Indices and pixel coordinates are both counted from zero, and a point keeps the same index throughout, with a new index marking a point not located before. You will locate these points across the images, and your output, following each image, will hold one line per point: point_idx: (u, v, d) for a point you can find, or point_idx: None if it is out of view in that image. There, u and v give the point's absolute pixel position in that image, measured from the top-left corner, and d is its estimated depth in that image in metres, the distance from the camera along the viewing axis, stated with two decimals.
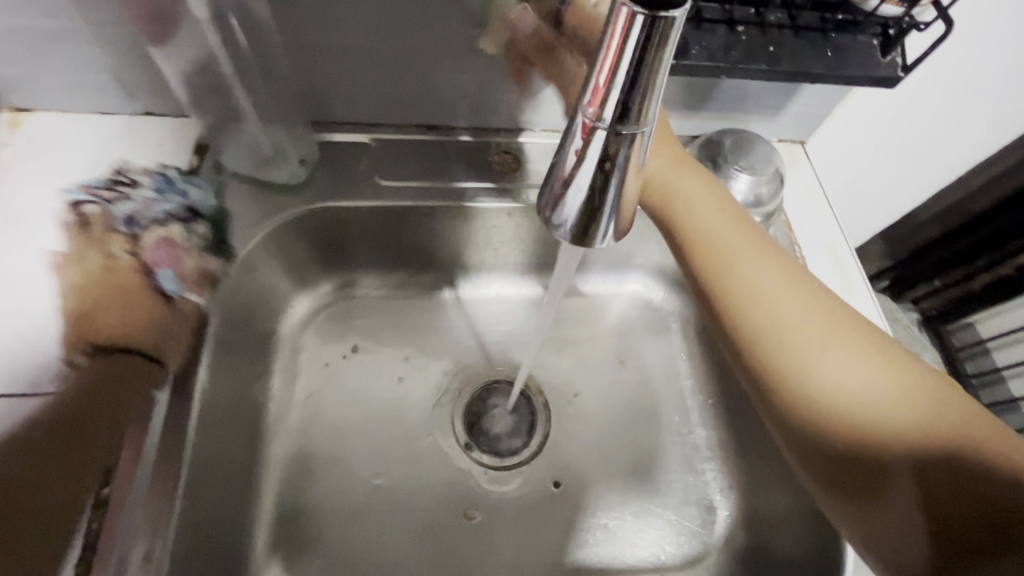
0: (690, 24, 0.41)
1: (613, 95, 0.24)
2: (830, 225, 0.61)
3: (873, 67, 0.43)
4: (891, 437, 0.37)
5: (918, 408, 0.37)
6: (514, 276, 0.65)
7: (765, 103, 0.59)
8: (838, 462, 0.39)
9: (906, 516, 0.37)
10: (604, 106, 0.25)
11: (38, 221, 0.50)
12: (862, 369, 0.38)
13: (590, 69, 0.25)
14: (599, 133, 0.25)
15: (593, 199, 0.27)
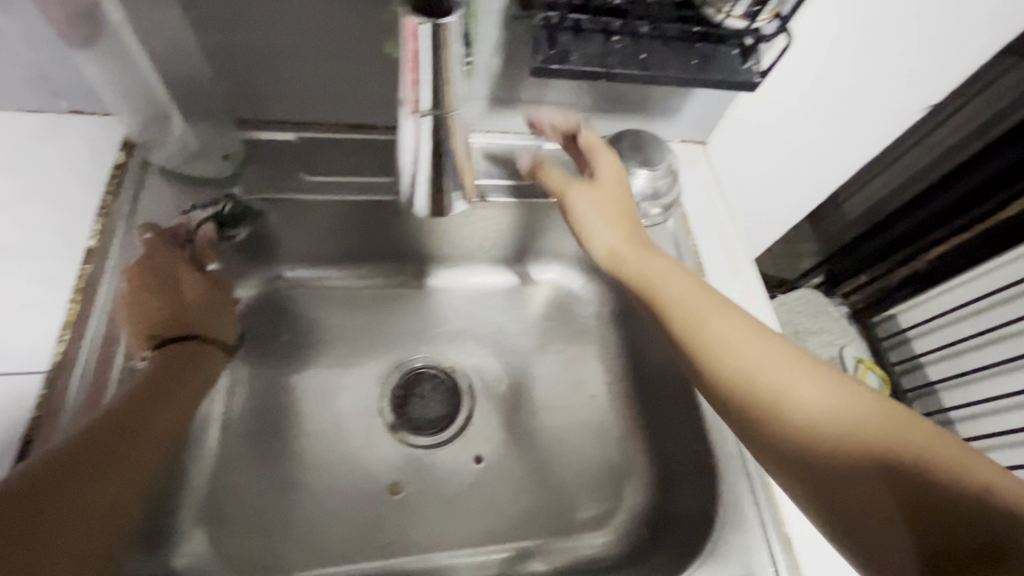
0: (571, 33, 0.47)
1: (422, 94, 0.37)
2: (723, 217, 0.67)
3: (733, 73, 0.49)
4: (837, 455, 0.39)
5: (863, 430, 0.39)
6: (464, 267, 0.71)
7: (663, 106, 0.65)
8: (829, 499, 0.40)
9: (894, 544, 0.36)
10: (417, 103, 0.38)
11: None
12: (792, 376, 0.43)
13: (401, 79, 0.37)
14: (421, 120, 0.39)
15: (435, 172, 0.44)
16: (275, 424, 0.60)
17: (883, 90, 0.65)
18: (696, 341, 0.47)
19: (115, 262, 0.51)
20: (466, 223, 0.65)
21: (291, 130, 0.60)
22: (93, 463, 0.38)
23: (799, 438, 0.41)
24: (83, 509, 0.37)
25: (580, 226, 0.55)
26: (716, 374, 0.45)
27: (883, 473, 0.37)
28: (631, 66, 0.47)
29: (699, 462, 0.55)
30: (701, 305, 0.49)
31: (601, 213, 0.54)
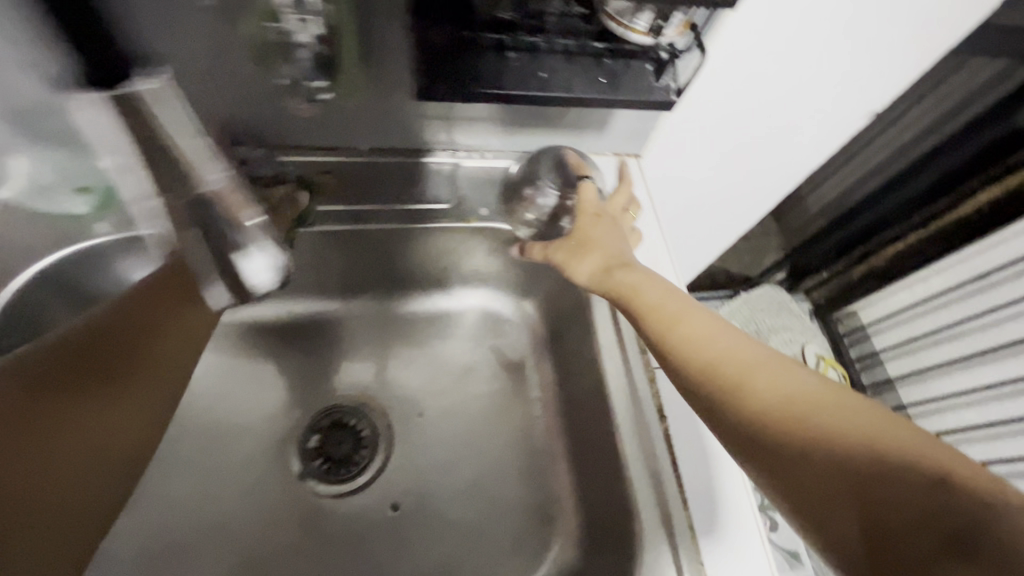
0: (458, 51, 0.43)
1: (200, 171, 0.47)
2: (656, 239, 0.62)
3: (645, 91, 0.44)
4: (804, 441, 0.36)
5: (837, 420, 0.35)
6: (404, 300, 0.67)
7: (586, 120, 0.59)
8: (795, 495, 0.36)
9: (848, 534, 0.33)
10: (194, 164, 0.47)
11: None
12: (762, 362, 0.40)
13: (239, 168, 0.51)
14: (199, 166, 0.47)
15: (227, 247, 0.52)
16: (168, 477, 0.56)
17: (822, 93, 0.60)
18: (668, 334, 0.44)
19: None
20: (375, 247, 0.60)
21: None
22: (59, 379, 0.44)
23: (757, 423, 0.38)
24: (38, 427, 0.42)
25: (572, 266, 0.53)
26: (687, 363, 0.42)
27: (852, 463, 0.34)
28: (528, 86, 0.43)
29: (617, 508, 0.52)
30: (680, 302, 0.46)
31: (591, 245, 0.53)
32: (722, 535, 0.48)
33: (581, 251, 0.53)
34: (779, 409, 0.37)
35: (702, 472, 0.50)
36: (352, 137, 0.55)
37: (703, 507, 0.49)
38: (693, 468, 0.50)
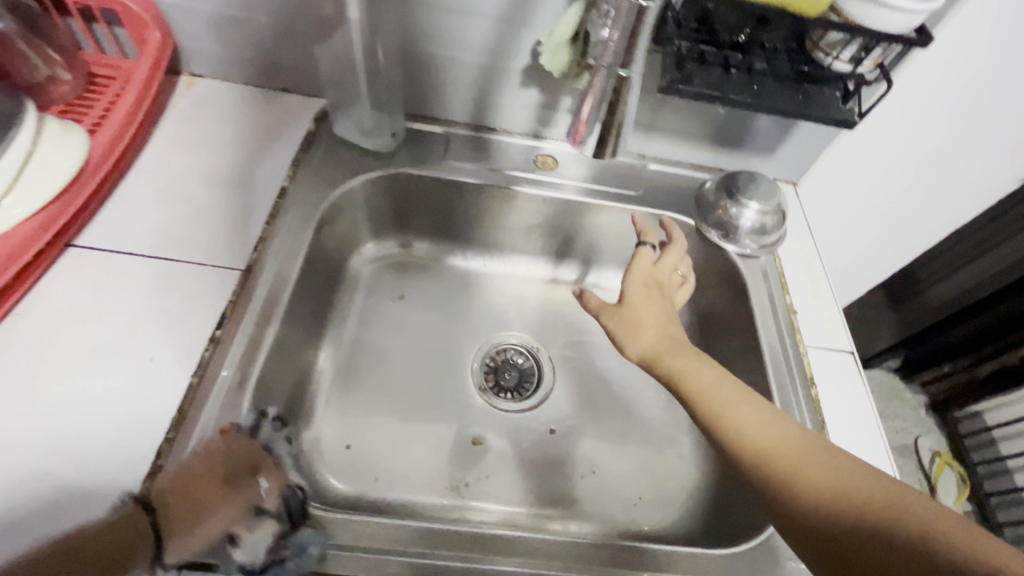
0: (696, 62, 0.55)
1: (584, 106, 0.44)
2: (809, 245, 0.71)
3: (834, 112, 0.56)
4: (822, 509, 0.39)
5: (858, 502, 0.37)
6: (571, 263, 0.78)
7: (763, 145, 0.72)
8: None
9: None
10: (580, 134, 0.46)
11: (189, 143, 0.64)
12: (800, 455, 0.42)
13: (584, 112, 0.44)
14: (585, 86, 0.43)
15: None
16: (382, 364, 0.69)
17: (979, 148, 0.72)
18: (724, 424, 0.45)
19: (293, 205, 0.62)
20: (574, 218, 0.73)
21: (443, 126, 0.72)
22: None
23: (813, 517, 0.39)
24: None
25: (621, 342, 0.53)
26: (758, 465, 0.42)
27: (860, 519, 0.37)
28: (746, 95, 0.55)
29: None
30: (731, 392, 0.47)
31: (637, 325, 0.53)
32: None
33: (631, 332, 0.52)
34: (791, 477, 0.41)
35: (846, 428, 0.57)
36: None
37: None
38: (835, 420, 0.57)
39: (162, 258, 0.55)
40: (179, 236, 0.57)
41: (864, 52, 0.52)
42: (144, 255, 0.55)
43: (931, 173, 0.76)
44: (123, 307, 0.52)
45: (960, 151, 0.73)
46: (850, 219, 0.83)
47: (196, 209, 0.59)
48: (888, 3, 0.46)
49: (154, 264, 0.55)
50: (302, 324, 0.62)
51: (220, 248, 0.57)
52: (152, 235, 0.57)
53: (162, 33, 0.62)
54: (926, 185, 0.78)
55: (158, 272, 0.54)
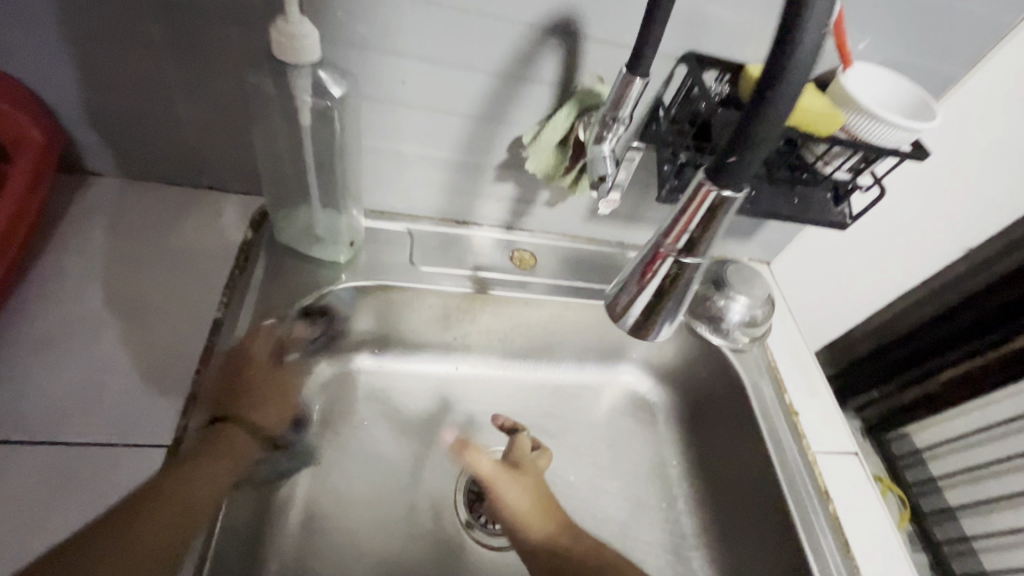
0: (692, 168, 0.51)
1: (647, 272, 0.29)
2: (794, 333, 0.69)
3: (828, 214, 0.54)
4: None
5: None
6: (551, 361, 0.72)
7: (741, 229, 0.71)
8: None
9: None
10: (626, 313, 0.31)
11: (97, 274, 0.52)
12: None
13: (639, 279, 0.29)
14: (662, 258, 0.28)
15: None
16: (349, 509, 0.58)
17: (937, 228, 0.74)
18: None
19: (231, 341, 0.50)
20: (557, 316, 0.66)
21: (406, 222, 0.63)
22: None
23: None
24: None
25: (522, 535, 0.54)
26: None
27: None
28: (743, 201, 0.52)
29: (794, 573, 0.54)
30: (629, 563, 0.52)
31: (526, 522, 0.54)
32: None
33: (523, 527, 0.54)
34: None
35: (866, 546, 0.54)
36: (564, 231, 0.68)
37: None
38: (855, 537, 0.54)
39: (59, 441, 0.43)
40: (95, 406, 0.46)
41: (862, 163, 0.50)
42: (54, 441, 0.44)
43: (895, 247, 0.77)
44: (27, 521, 0.40)
45: (921, 228, 0.75)
46: (821, 290, 0.83)
47: (107, 361, 0.48)
48: (890, 120, 0.45)
49: (68, 452, 0.43)
50: (250, 486, 0.50)
51: (151, 415, 0.46)
52: (63, 409, 0.45)
53: (46, 133, 0.49)
54: (890, 258, 0.79)
55: (69, 462, 0.43)
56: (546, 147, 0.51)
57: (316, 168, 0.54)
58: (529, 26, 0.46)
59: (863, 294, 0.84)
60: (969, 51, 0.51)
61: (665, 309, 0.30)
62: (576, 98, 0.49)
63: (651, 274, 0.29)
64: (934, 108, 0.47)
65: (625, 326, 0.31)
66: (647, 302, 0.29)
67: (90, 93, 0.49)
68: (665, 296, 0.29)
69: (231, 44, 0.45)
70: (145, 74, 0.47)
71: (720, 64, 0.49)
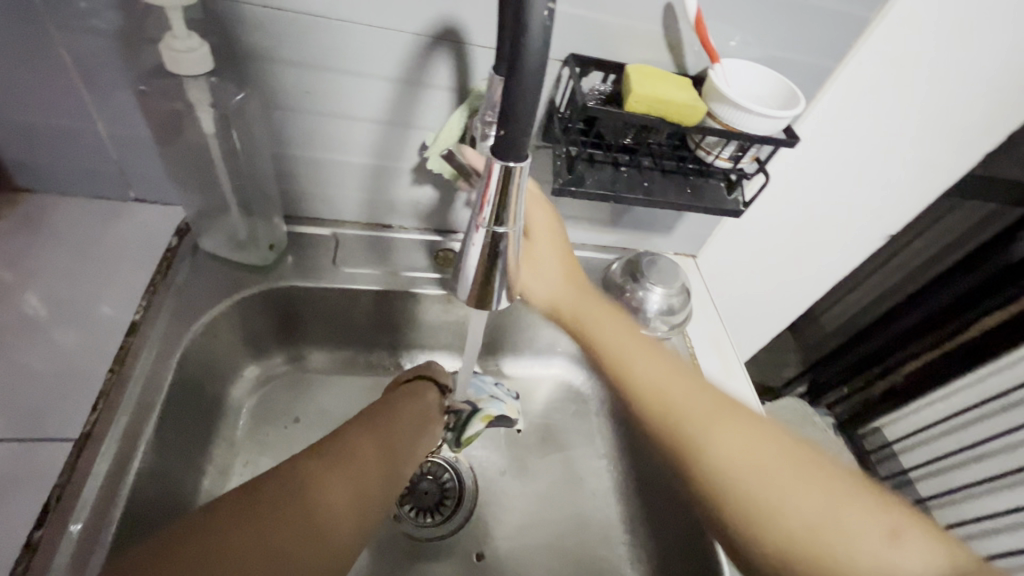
0: (586, 162, 0.55)
1: (473, 243, 0.32)
2: (716, 322, 0.72)
3: (721, 202, 0.57)
4: (763, 482, 0.44)
5: (765, 466, 0.45)
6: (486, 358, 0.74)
7: (662, 225, 0.74)
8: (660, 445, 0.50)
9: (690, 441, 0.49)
10: (465, 284, 0.34)
11: (21, 282, 0.55)
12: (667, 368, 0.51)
13: (469, 249, 0.32)
14: (479, 231, 0.31)
15: None
16: None
17: (851, 216, 0.77)
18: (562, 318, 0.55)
19: (149, 342, 0.53)
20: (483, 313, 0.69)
21: (331, 227, 0.66)
22: None
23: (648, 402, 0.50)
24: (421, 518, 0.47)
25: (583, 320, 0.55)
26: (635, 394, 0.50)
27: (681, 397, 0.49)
28: (637, 192, 0.55)
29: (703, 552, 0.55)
30: (622, 328, 0.54)
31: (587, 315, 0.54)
32: None
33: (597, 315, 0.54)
34: (619, 372, 0.52)
35: None
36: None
37: None
38: None
39: None
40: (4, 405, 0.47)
41: (741, 152, 0.53)
42: None
43: (816, 237, 0.80)
44: None
45: (838, 216, 0.78)
46: (752, 280, 0.86)
47: (23, 363, 0.50)
48: (754, 109, 0.48)
49: None
50: (169, 482, 0.52)
51: (60, 412, 0.47)
52: None
53: None
54: (812, 247, 0.82)
55: None
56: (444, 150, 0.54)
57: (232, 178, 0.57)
58: (415, 35, 0.49)
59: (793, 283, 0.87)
60: (836, 45, 0.54)
61: (496, 277, 0.33)
62: (468, 101, 0.52)
63: (473, 247, 0.32)
64: (801, 98, 0.50)
65: (467, 298, 0.34)
66: (478, 274, 0.33)
67: (11, 113, 0.52)
68: (492, 265, 0.32)
69: (138, 61, 0.49)
70: (61, 93, 0.50)
71: (604, 65, 0.51)
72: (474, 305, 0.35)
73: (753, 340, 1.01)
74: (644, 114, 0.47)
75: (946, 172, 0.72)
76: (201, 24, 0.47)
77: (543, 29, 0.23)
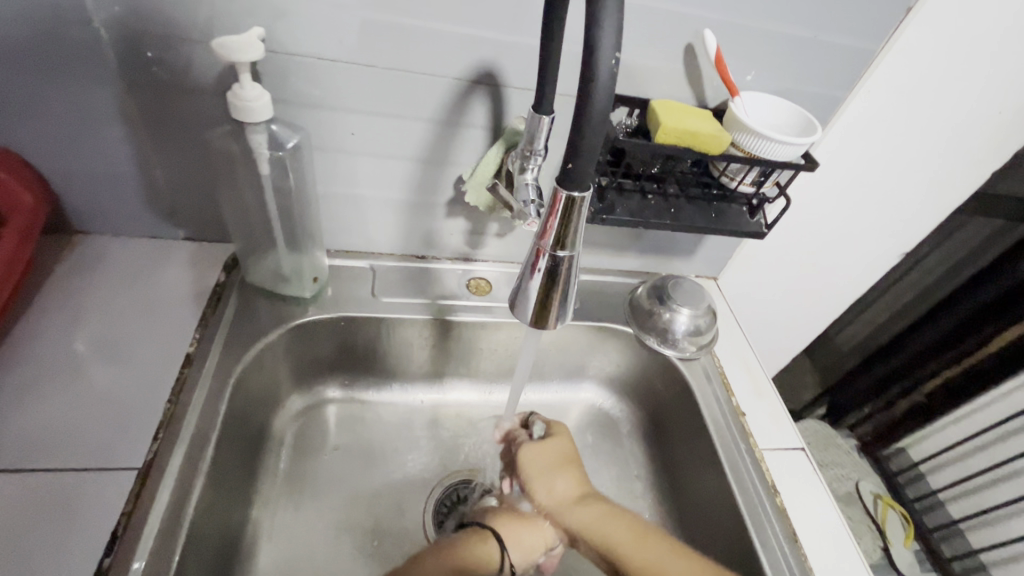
0: (615, 192, 0.57)
1: (534, 270, 0.34)
2: (742, 341, 0.73)
3: (745, 225, 0.60)
4: None
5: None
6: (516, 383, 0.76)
7: (683, 249, 0.76)
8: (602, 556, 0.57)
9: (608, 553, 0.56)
10: (523, 308, 0.36)
11: (79, 317, 0.57)
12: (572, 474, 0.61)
13: (529, 276, 0.35)
14: (542, 254, 0.33)
15: None
16: (322, 531, 0.61)
17: (865, 235, 0.80)
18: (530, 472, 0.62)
19: (202, 373, 0.55)
20: (515, 340, 0.71)
21: (368, 259, 0.69)
22: None
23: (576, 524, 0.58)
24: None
25: (531, 485, 0.61)
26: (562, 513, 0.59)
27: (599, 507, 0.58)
28: (665, 218, 0.58)
29: (745, 568, 0.56)
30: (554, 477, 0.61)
31: (544, 466, 0.61)
32: None
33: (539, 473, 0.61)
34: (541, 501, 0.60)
35: (815, 534, 0.56)
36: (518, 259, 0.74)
37: (829, 568, 0.54)
38: (803, 527, 0.56)
39: (34, 467, 0.46)
40: (67, 434, 0.49)
41: (762, 177, 0.56)
42: (24, 467, 0.46)
43: (833, 257, 0.83)
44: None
45: (854, 237, 0.80)
46: (770, 300, 0.88)
47: (84, 395, 0.52)
48: (777, 138, 0.51)
49: (39, 476, 0.46)
50: (221, 508, 0.53)
51: (121, 440, 0.49)
52: (34, 438, 0.48)
53: (35, 198, 0.56)
54: (829, 267, 0.84)
55: (40, 484, 0.46)
56: (482, 185, 0.57)
57: (280, 216, 0.60)
58: (455, 79, 0.53)
59: (810, 302, 0.90)
60: (846, 78, 0.58)
61: (555, 301, 0.35)
62: (504, 137, 0.56)
63: (535, 270, 0.34)
64: (819, 125, 0.53)
65: (526, 318, 0.36)
66: (539, 295, 0.35)
67: (78, 161, 0.56)
68: (551, 289, 0.35)
69: (200, 111, 0.53)
70: (127, 142, 0.54)
71: (629, 101, 0.55)
72: (532, 325, 0.37)
73: (772, 359, 1.02)
74: (674, 145, 0.50)
75: (956, 191, 0.75)
76: (261, 75, 0.51)
77: (612, 73, 0.26)
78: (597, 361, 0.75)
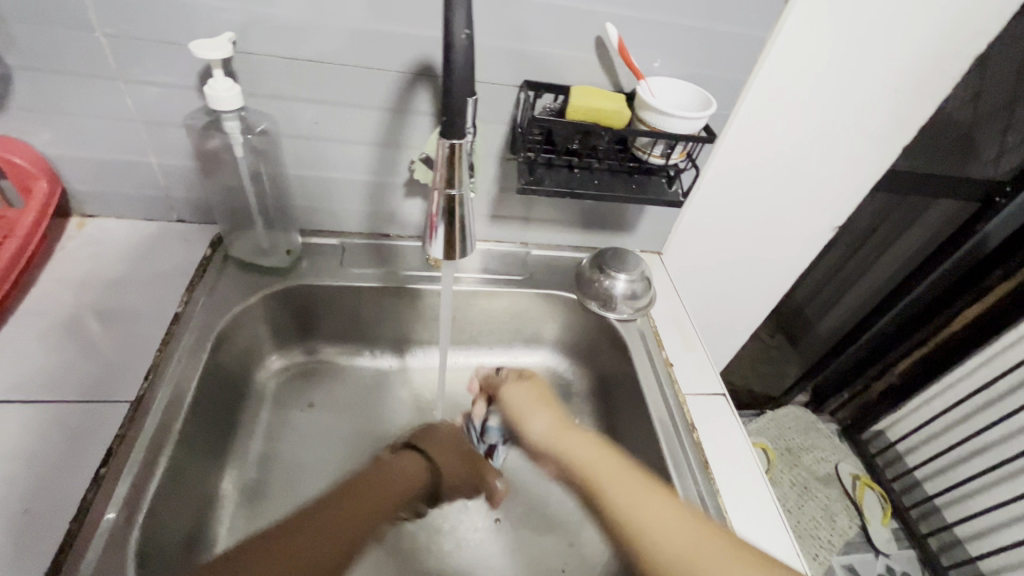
0: (544, 167, 0.66)
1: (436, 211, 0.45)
2: (678, 306, 0.81)
3: (663, 194, 0.68)
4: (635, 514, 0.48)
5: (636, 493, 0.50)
6: (477, 349, 0.84)
7: (625, 225, 0.84)
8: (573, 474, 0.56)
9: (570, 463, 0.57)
10: (434, 246, 0.47)
11: (85, 286, 0.67)
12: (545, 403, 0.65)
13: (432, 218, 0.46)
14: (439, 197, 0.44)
15: None
16: (295, 472, 0.69)
17: (794, 209, 0.87)
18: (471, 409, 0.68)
19: (188, 329, 0.64)
20: (472, 307, 0.79)
21: (338, 237, 0.78)
22: None
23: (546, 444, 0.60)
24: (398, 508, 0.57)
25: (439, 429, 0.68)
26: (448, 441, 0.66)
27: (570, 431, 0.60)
28: (588, 188, 0.66)
29: None
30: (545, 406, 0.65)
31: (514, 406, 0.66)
32: (747, 511, 0.60)
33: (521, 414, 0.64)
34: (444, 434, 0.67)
35: (724, 463, 0.63)
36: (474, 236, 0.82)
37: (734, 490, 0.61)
38: (715, 457, 0.64)
39: (45, 401, 0.55)
40: (73, 376, 0.58)
41: (670, 150, 0.64)
42: (38, 401, 0.55)
43: (768, 232, 0.90)
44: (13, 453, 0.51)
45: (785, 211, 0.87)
46: (715, 274, 0.96)
47: (88, 345, 0.61)
48: (673, 113, 0.59)
49: (49, 408, 0.55)
50: (203, 443, 0.62)
51: (118, 380, 0.58)
52: (46, 379, 0.57)
53: (49, 185, 0.66)
54: (766, 241, 0.91)
55: (50, 413, 0.54)
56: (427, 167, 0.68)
57: None
58: (400, 72, 0.62)
59: (752, 275, 0.97)
60: (745, 63, 0.66)
61: (456, 235, 0.46)
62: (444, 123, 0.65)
63: (436, 213, 0.45)
64: (715, 103, 0.61)
65: (437, 253, 0.47)
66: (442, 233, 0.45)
67: (83, 152, 0.65)
68: (450, 224, 0.45)
69: (186, 105, 0.62)
70: (125, 134, 0.64)
71: (552, 88, 0.63)
72: (444, 259, 0.48)
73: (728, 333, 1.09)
74: (582, 121, 0.59)
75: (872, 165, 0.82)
76: (235, 73, 0.60)
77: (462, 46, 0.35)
78: (549, 326, 0.83)
